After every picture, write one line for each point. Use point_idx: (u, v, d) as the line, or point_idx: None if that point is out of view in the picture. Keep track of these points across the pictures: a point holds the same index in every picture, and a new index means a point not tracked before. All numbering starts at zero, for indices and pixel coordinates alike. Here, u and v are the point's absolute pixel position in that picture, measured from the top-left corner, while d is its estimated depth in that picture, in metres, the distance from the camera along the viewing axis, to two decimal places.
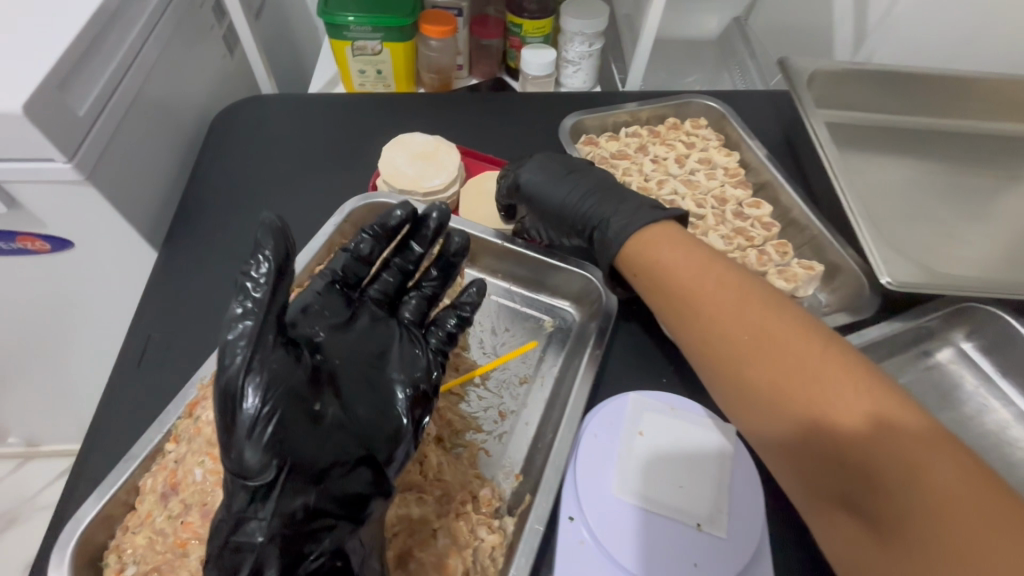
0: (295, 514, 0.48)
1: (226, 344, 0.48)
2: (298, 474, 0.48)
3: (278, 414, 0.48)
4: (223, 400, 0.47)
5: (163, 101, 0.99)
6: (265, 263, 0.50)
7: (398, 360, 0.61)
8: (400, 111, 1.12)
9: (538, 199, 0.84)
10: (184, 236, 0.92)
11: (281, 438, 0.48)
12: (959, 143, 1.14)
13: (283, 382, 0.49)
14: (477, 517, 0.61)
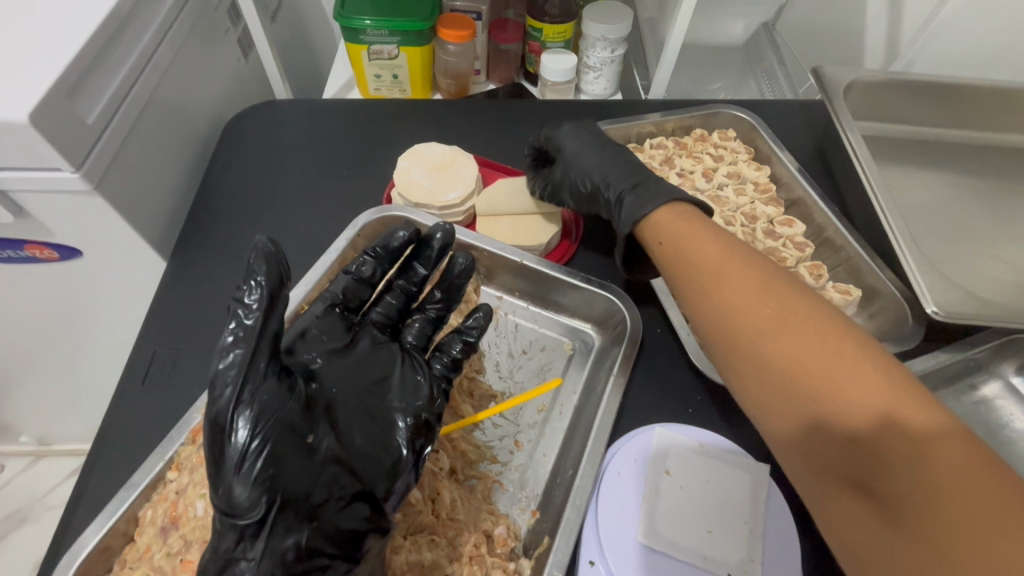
0: (286, 555, 0.44)
1: (219, 372, 0.46)
2: (290, 511, 0.45)
3: (269, 442, 0.45)
4: (213, 433, 0.45)
5: (176, 107, 0.97)
6: (256, 290, 0.46)
7: (398, 386, 0.58)
8: (416, 118, 1.08)
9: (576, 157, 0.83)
10: (193, 246, 0.90)
11: (271, 474, 0.45)
12: (998, 158, 1.09)
13: (275, 407, 0.46)
14: (492, 560, 0.57)
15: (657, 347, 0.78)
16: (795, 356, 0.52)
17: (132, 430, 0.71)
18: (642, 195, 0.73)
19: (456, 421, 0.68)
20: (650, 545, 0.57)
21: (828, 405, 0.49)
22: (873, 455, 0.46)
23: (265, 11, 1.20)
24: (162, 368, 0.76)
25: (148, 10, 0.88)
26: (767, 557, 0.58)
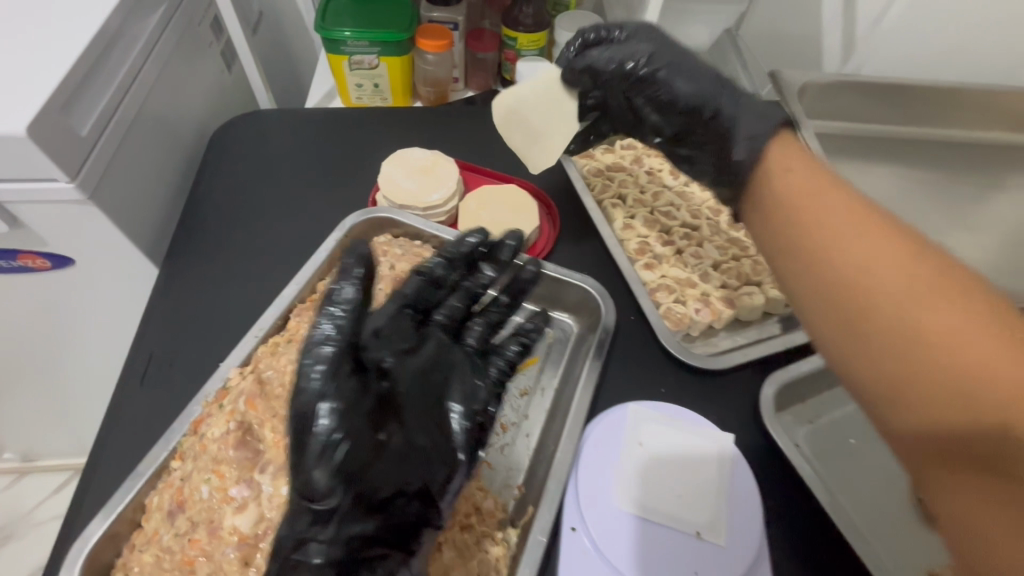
0: (352, 540, 0.49)
1: (320, 376, 0.49)
2: (358, 503, 0.49)
3: (350, 446, 0.48)
4: (297, 424, 0.48)
5: (164, 118, 1.00)
6: (354, 288, 0.55)
7: (467, 393, 0.59)
8: (398, 125, 1.13)
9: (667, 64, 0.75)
10: (184, 252, 0.93)
11: (347, 467, 0.48)
12: (940, 154, 1.18)
13: (353, 414, 0.49)
14: (482, 529, 0.63)
15: (632, 332, 0.83)
16: (867, 265, 0.50)
17: (132, 428, 0.74)
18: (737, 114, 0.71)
19: None
20: (626, 508, 0.63)
21: (879, 320, 0.48)
22: (905, 376, 0.46)
23: (247, 25, 1.23)
24: (158, 368, 0.79)
25: (135, 26, 0.91)
26: (733, 510, 0.64)
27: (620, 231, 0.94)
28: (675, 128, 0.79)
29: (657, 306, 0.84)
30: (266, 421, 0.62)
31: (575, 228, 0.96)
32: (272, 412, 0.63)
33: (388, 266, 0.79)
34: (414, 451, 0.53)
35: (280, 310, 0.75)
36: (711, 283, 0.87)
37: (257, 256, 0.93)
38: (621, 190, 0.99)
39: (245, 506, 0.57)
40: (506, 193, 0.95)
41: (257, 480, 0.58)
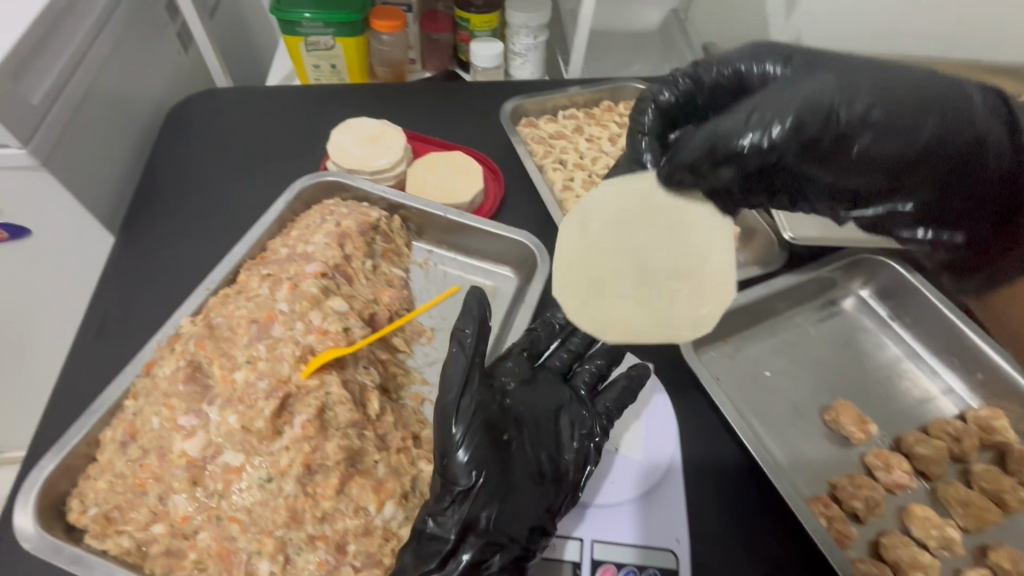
0: (479, 525, 0.57)
1: (448, 405, 0.60)
2: (485, 492, 0.58)
3: (478, 467, 0.58)
4: (440, 427, 0.60)
5: (118, 94, 1.03)
6: (469, 324, 0.65)
7: (574, 429, 0.67)
8: (351, 100, 1.17)
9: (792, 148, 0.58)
10: (140, 220, 0.96)
11: (478, 463, 0.58)
12: None
13: (484, 441, 0.60)
14: (418, 452, 0.67)
15: None
16: None
17: (90, 381, 0.77)
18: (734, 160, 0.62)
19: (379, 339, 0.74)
20: None
21: None
22: None
23: (202, 7, 1.26)
24: (115, 327, 0.83)
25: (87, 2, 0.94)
26: (648, 428, 0.72)
27: (559, 192, 1.00)
28: (862, 193, 0.59)
29: None
30: (214, 359, 0.66)
31: (518, 191, 1.02)
32: (220, 352, 0.67)
33: (334, 223, 0.83)
34: (519, 480, 0.61)
35: (231, 265, 0.79)
36: None
37: (212, 224, 0.97)
38: (561, 155, 1.05)
39: (194, 433, 0.61)
40: (452, 160, 1.00)
41: (205, 411, 0.62)
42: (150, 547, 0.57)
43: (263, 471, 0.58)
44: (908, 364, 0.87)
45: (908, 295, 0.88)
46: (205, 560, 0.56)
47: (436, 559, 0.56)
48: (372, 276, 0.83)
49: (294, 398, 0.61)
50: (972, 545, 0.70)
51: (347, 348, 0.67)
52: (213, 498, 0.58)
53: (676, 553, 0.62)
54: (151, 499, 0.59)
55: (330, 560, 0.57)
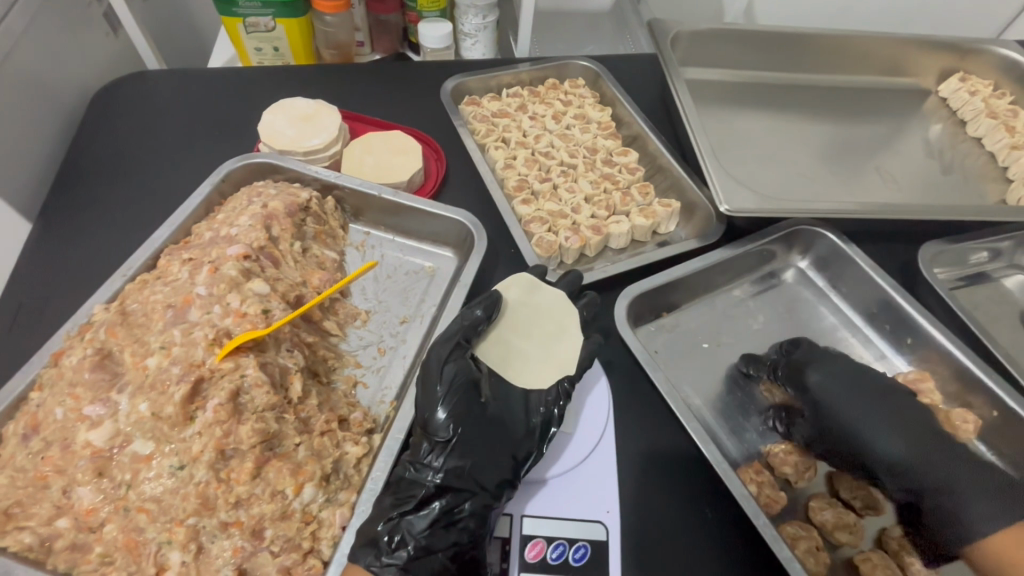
0: (452, 472, 0.60)
1: (433, 365, 0.65)
2: (460, 444, 0.62)
3: (457, 421, 0.62)
4: (426, 386, 0.65)
5: (35, 77, 0.97)
6: (478, 305, 0.72)
7: (540, 396, 0.69)
8: (289, 82, 1.13)
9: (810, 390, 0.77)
10: (60, 209, 0.92)
11: (458, 415, 0.63)
12: (808, 95, 1.28)
13: (463, 397, 0.64)
14: (343, 434, 0.65)
15: (509, 262, 0.88)
16: None
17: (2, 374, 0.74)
18: None
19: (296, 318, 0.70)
20: None
21: None
22: None
23: None
24: (32, 319, 0.80)
25: None
26: (582, 408, 0.73)
27: (500, 170, 0.98)
28: None
29: (531, 236, 0.89)
30: (126, 346, 0.63)
31: (459, 172, 1.00)
32: (133, 339, 0.64)
33: (260, 205, 0.80)
34: (498, 432, 0.64)
35: (151, 250, 0.76)
36: (582, 214, 0.93)
37: (141, 211, 0.94)
38: (504, 134, 1.04)
39: (100, 422, 0.58)
40: (389, 139, 0.97)
41: (113, 399, 0.59)
42: (55, 542, 0.55)
43: (174, 459, 0.56)
44: (843, 331, 0.89)
45: (843, 264, 0.89)
46: (112, 553, 0.54)
47: (410, 504, 0.59)
48: (301, 258, 0.80)
49: (208, 381, 0.59)
50: None
51: (266, 329, 0.64)
52: (120, 489, 0.56)
53: (606, 525, 0.63)
54: (54, 492, 0.56)
55: (246, 546, 0.55)
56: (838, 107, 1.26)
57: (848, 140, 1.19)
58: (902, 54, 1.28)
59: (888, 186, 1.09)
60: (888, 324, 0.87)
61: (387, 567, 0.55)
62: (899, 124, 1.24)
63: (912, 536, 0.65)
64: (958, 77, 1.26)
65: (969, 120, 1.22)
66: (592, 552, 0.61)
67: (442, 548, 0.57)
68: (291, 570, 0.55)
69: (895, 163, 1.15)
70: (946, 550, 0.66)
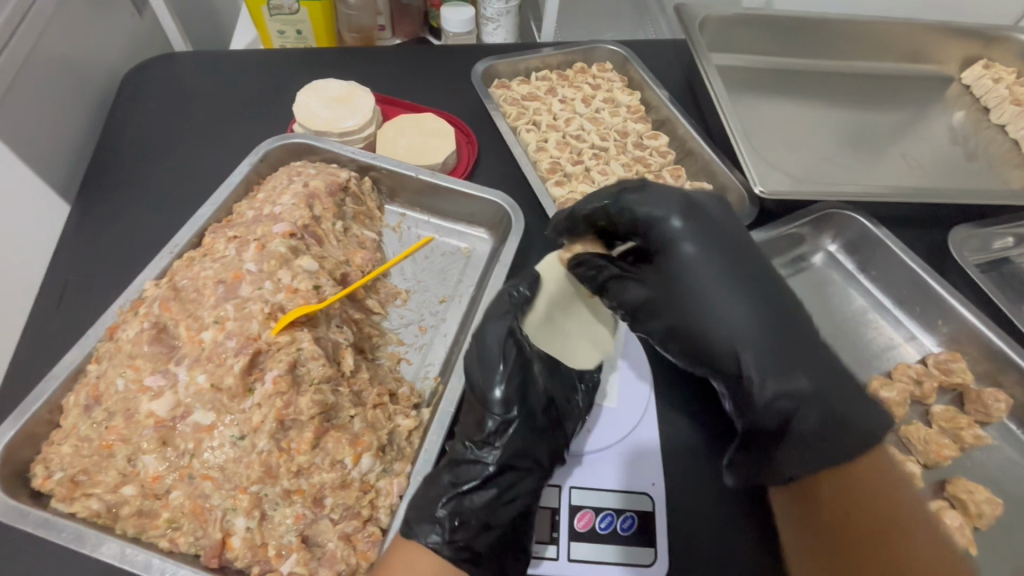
0: (514, 452, 0.61)
1: (490, 344, 0.64)
2: (523, 423, 0.62)
3: (516, 401, 0.63)
4: (483, 364, 0.64)
5: (68, 57, 0.97)
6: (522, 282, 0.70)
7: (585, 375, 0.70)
8: (317, 64, 1.13)
9: (669, 300, 0.62)
10: (98, 189, 0.93)
11: (519, 395, 0.63)
12: (833, 81, 1.28)
13: (520, 376, 0.64)
14: (395, 408, 0.66)
15: (545, 243, 0.89)
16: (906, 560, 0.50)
17: (52, 348, 0.76)
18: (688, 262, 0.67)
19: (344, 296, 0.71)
20: None
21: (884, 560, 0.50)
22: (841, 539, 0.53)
23: None
24: (77, 296, 0.81)
25: None
26: (622, 380, 0.75)
27: (533, 153, 0.99)
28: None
29: None
30: (180, 320, 0.64)
31: (491, 154, 1.00)
32: (186, 313, 0.65)
33: (302, 184, 0.80)
34: (549, 412, 0.65)
35: (195, 228, 0.77)
36: None
37: (176, 191, 0.94)
38: (535, 117, 1.04)
39: (161, 393, 0.59)
40: (422, 121, 0.97)
41: (172, 370, 0.60)
42: (121, 508, 0.56)
43: (235, 429, 0.57)
44: (872, 314, 0.89)
45: (874, 248, 0.90)
46: (179, 519, 0.56)
47: (471, 481, 0.59)
48: (343, 237, 0.81)
49: (265, 354, 0.60)
50: (930, 479, 0.74)
51: (317, 305, 0.66)
52: (183, 457, 0.57)
53: (651, 496, 0.65)
54: (119, 460, 0.57)
55: (308, 513, 0.57)
56: (862, 93, 1.26)
57: (873, 125, 1.19)
58: (926, 41, 1.28)
59: (914, 171, 1.09)
60: (917, 306, 0.87)
61: (450, 542, 0.55)
62: (922, 110, 1.24)
63: (946, 510, 0.68)
64: (982, 64, 1.26)
65: (992, 107, 1.22)
66: (640, 522, 0.63)
67: (501, 523, 0.58)
68: (352, 536, 0.57)
69: (919, 149, 1.14)
70: (978, 523, 0.68)
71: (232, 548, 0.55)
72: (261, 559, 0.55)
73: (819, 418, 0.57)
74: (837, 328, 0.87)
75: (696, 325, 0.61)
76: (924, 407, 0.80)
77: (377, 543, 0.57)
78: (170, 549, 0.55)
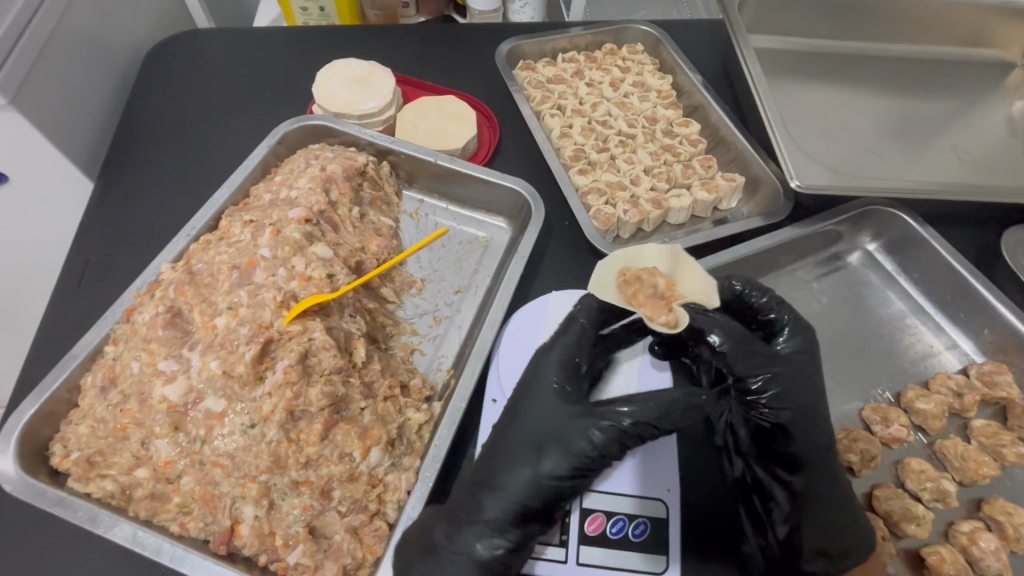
0: (529, 502, 0.56)
1: (535, 396, 0.60)
2: (548, 477, 0.57)
3: (551, 453, 0.57)
4: (518, 410, 0.61)
5: (96, 33, 0.96)
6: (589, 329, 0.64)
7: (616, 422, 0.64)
8: (340, 42, 1.11)
9: (794, 405, 0.59)
10: (120, 166, 0.93)
11: (552, 445, 0.57)
12: (882, 64, 1.19)
13: (561, 425, 0.58)
14: (406, 401, 0.65)
15: (565, 235, 0.86)
16: None
17: (71, 325, 0.76)
18: (803, 372, 0.61)
19: (356, 282, 0.69)
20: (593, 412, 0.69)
21: None
22: None
23: None
24: (96, 274, 0.82)
25: None
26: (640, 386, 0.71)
27: (557, 139, 0.96)
28: None
29: (588, 209, 0.87)
30: (195, 305, 0.64)
31: (513, 139, 0.97)
32: (201, 298, 0.64)
33: (319, 167, 0.79)
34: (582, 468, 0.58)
35: (212, 212, 0.76)
36: (642, 186, 0.91)
37: (194, 171, 0.94)
38: (560, 101, 1.01)
39: (174, 377, 0.59)
40: (442, 103, 0.94)
41: (186, 356, 0.60)
42: (135, 490, 0.57)
43: (245, 417, 0.57)
44: (913, 319, 0.84)
45: (918, 248, 0.85)
46: (189, 503, 0.56)
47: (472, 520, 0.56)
48: (359, 224, 0.79)
49: (276, 343, 0.59)
50: (965, 498, 0.70)
51: (331, 294, 0.64)
52: (195, 443, 0.57)
53: (666, 503, 0.63)
54: (133, 443, 0.58)
55: (315, 505, 0.57)
56: (912, 79, 1.17)
57: (922, 113, 1.11)
58: (985, 23, 1.18)
59: (966, 165, 1.01)
60: (963, 311, 0.82)
61: None
62: (979, 98, 1.15)
63: (981, 531, 0.64)
64: None
65: None
66: (653, 529, 0.61)
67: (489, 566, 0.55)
68: (359, 530, 0.57)
69: (972, 140, 1.06)
70: (1015, 547, 0.64)
71: (240, 536, 0.55)
72: (268, 547, 0.55)
73: (850, 535, 0.58)
74: (874, 334, 0.82)
75: (801, 431, 0.59)
76: (963, 420, 0.76)
77: (383, 537, 0.56)
78: (180, 533, 0.55)
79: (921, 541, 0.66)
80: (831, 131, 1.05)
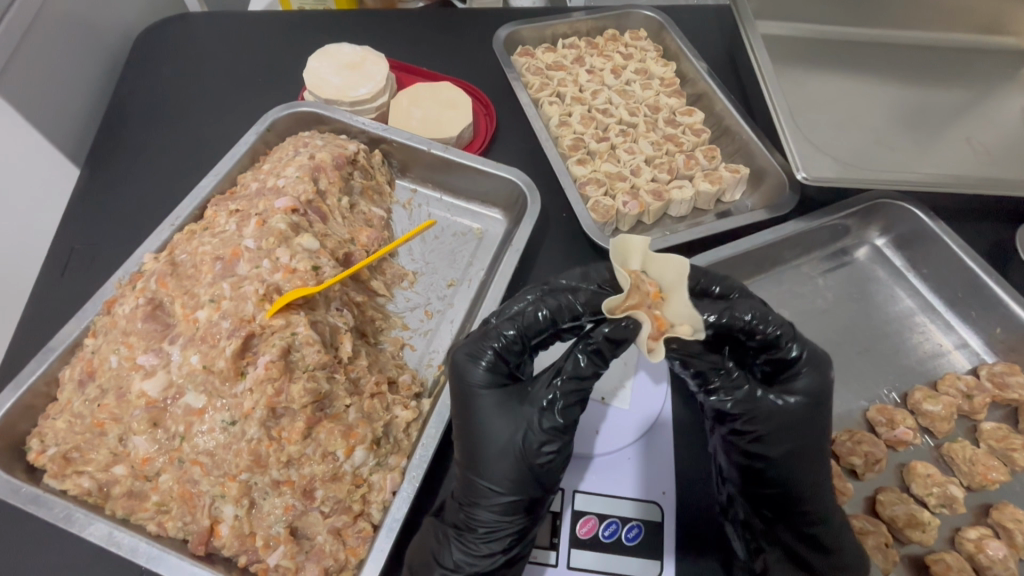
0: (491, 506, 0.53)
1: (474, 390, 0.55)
2: (499, 478, 0.53)
3: (499, 454, 0.53)
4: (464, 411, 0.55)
5: (83, 16, 0.94)
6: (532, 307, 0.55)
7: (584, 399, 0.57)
8: (334, 26, 1.07)
9: (778, 435, 0.54)
10: (107, 153, 0.91)
11: (498, 447, 0.53)
12: (894, 52, 1.15)
13: (506, 423, 0.53)
14: (393, 397, 0.63)
15: (563, 227, 0.84)
16: None
17: (53, 316, 0.75)
18: (792, 393, 0.55)
19: (344, 273, 0.67)
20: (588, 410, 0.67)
21: None
22: None
23: None
24: (80, 264, 0.80)
25: None
26: (635, 383, 0.68)
27: (555, 128, 0.93)
28: None
29: (586, 200, 0.84)
30: (176, 297, 0.62)
31: (511, 128, 0.94)
32: (182, 290, 0.62)
33: (307, 155, 0.76)
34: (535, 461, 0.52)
35: (198, 201, 0.74)
36: (642, 176, 0.88)
37: (182, 159, 0.92)
38: (559, 88, 0.98)
39: (153, 372, 0.57)
40: (437, 90, 0.91)
41: (166, 349, 0.58)
42: (113, 488, 0.55)
43: (225, 414, 0.55)
44: (922, 317, 0.81)
45: (928, 244, 0.82)
46: (168, 502, 0.54)
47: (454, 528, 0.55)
48: (349, 214, 0.77)
49: (258, 337, 0.57)
50: (972, 503, 0.68)
51: (316, 287, 0.62)
52: (174, 440, 0.55)
53: (661, 506, 0.61)
54: (111, 439, 0.56)
55: (297, 505, 0.55)
56: (925, 67, 1.13)
57: (935, 103, 1.07)
58: (1001, 10, 1.16)
59: (981, 157, 0.98)
60: (974, 309, 0.79)
61: None
62: (995, 87, 1.11)
63: (989, 539, 0.62)
64: None
65: None
66: (646, 532, 0.59)
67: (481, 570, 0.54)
68: (342, 531, 0.55)
69: (987, 131, 1.02)
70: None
71: (220, 536, 0.53)
72: (248, 548, 0.54)
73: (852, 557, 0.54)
74: (881, 333, 0.79)
75: (787, 460, 0.54)
76: (972, 423, 0.73)
77: (367, 539, 0.55)
78: (158, 533, 0.54)
79: (925, 548, 0.64)
80: (840, 120, 1.02)
